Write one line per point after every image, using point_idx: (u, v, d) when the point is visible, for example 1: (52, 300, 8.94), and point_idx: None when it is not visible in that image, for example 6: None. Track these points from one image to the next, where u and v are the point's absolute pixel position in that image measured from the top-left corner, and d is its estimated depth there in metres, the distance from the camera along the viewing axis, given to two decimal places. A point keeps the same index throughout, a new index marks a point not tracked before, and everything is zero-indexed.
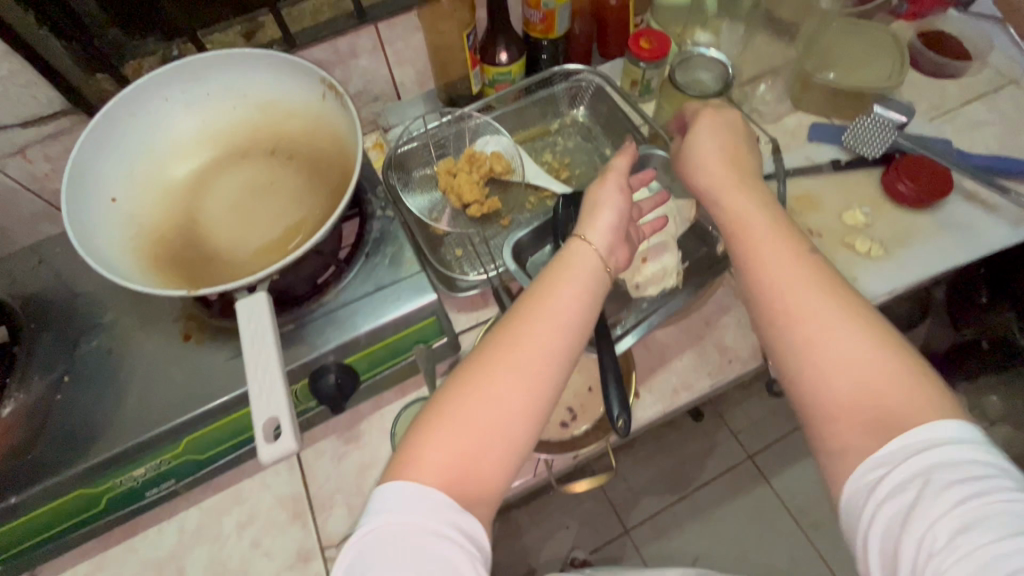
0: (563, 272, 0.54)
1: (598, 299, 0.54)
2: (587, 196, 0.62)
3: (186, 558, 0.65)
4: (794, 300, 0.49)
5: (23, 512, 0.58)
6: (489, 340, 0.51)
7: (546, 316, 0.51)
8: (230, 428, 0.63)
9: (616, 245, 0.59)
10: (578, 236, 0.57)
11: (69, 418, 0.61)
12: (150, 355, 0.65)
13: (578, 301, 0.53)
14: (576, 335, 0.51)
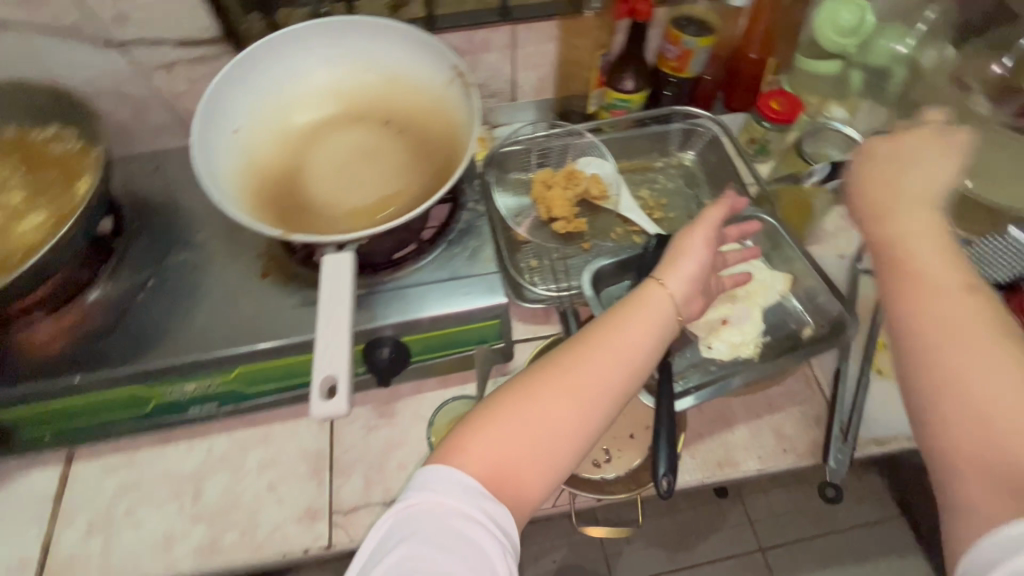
0: (639, 302, 0.54)
1: (658, 347, 0.53)
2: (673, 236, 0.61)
3: (206, 481, 0.67)
4: (926, 319, 0.42)
5: (81, 393, 0.61)
6: (577, 341, 0.52)
7: (606, 352, 0.50)
8: (279, 371, 0.65)
9: (691, 296, 0.57)
10: (655, 280, 0.56)
11: (144, 319, 0.65)
12: (228, 281, 0.68)
13: (646, 337, 0.53)
14: (630, 378, 0.51)
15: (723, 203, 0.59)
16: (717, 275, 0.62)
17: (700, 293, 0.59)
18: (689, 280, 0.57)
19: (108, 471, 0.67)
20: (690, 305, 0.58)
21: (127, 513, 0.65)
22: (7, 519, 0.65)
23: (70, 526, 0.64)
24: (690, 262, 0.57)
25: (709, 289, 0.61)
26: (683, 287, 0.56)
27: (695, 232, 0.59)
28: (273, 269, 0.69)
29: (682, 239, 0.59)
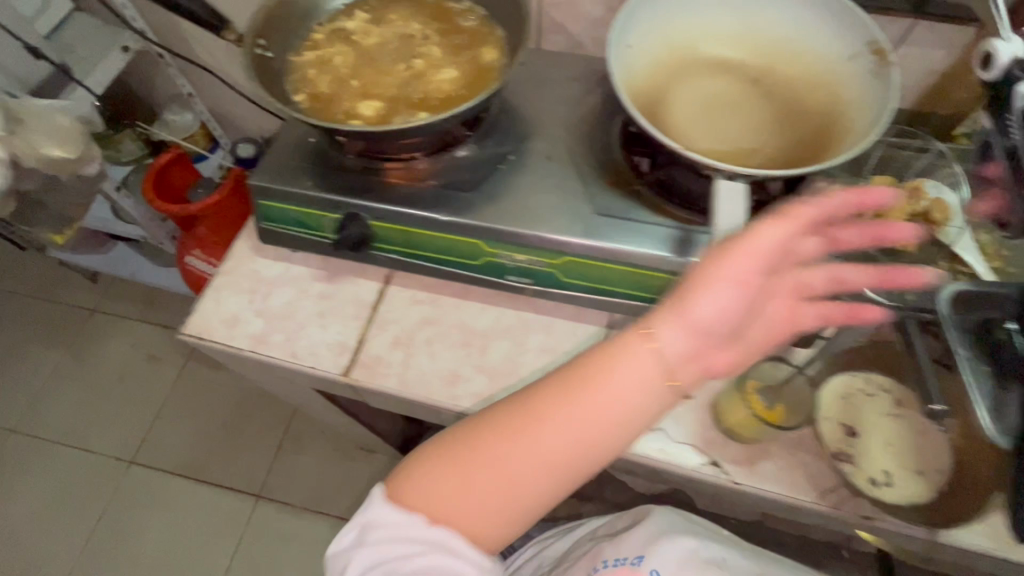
0: (620, 352, 0.48)
1: (594, 447, 0.48)
2: (733, 237, 0.48)
3: (494, 342, 0.73)
4: None
5: (442, 227, 0.69)
6: (544, 381, 0.50)
7: (551, 441, 0.47)
8: (601, 273, 0.68)
9: (702, 345, 0.47)
10: (648, 324, 0.48)
11: (501, 185, 0.71)
12: (574, 175, 0.72)
13: (579, 423, 0.48)
14: (579, 456, 0.48)
15: (796, 218, 0.47)
16: (787, 298, 0.50)
17: (719, 342, 0.48)
18: (701, 337, 0.47)
19: (416, 301, 0.76)
20: (707, 356, 0.48)
21: (427, 342, 0.73)
22: (333, 308, 0.76)
23: (380, 333, 0.74)
24: (710, 305, 0.46)
25: (752, 341, 0.49)
26: (678, 344, 0.47)
27: (735, 257, 0.46)
28: (618, 180, 0.71)
29: (720, 263, 0.47)
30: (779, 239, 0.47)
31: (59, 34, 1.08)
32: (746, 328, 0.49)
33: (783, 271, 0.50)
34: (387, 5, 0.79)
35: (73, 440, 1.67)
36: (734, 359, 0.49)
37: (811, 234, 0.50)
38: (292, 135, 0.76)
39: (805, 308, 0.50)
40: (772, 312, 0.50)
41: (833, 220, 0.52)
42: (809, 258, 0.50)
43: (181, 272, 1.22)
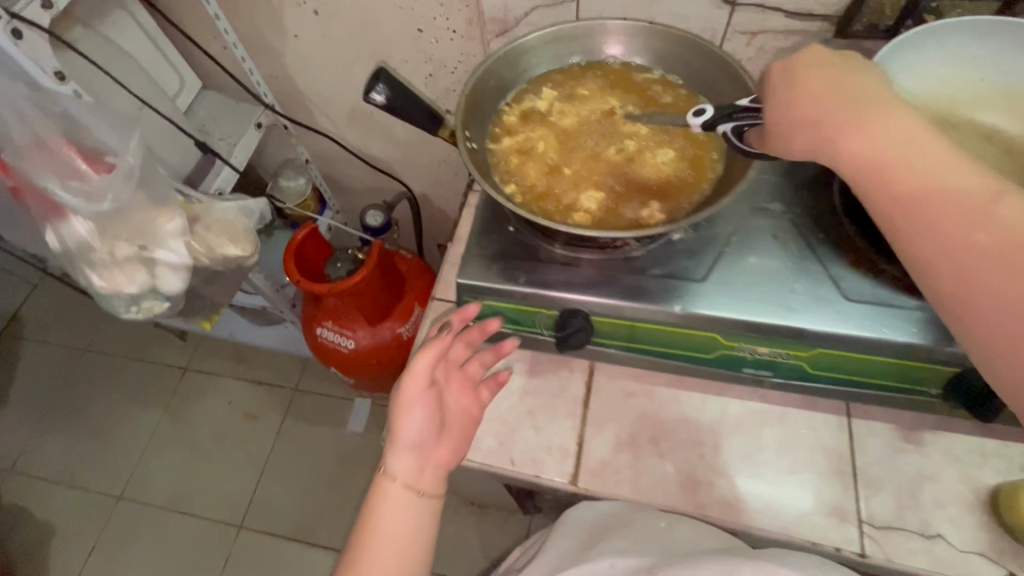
0: (378, 503, 0.59)
1: (416, 514, 0.59)
2: (393, 396, 0.61)
3: (723, 439, 0.68)
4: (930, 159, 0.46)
5: (675, 322, 0.65)
6: (371, 506, 0.59)
7: (382, 561, 0.57)
8: (856, 364, 0.62)
9: (425, 457, 0.61)
10: (387, 470, 0.60)
11: (730, 270, 0.66)
12: (808, 254, 0.66)
13: (408, 502, 0.59)
14: (409, 554, 0.58)
15: (432, 346, 0.61)
16: (460, 389, 0.65)
17: (430, 445, 0.61)
18: (415, 449, 0.60)
19: (627, 395, 0.71)
20: (427, 455, 0.61)
21: (652, 442, 0.69)
22: (543, 406, 0.71)
23: (600, 433, 0.69)
24: (409, 427, 0.60)
25: (455, 427, 0.64)
26: (407, 469, 0.59)
27: (404, 391, 0.60)
28: (857, 258, 0.65)
29: (399, 394, 0.61)
30: (431, 361, 0.61)
31: (192, 114, 1.06)
32: (444, 432, 0.62)
33: (448, 385, 0.65)
34: (574, 77, 0.75)
35: (178, 505, 1.63)
36: (452, 449, 0.63)
37: (456, 363, 0.67)
38: (489, 226, 0.73)
39: (479, 389, 0.67)
40: (450, 413, 0.64)
41: (462, 358, 0.67)
42: (479, 375, 0.68)
43: (309, 343, 1.19)
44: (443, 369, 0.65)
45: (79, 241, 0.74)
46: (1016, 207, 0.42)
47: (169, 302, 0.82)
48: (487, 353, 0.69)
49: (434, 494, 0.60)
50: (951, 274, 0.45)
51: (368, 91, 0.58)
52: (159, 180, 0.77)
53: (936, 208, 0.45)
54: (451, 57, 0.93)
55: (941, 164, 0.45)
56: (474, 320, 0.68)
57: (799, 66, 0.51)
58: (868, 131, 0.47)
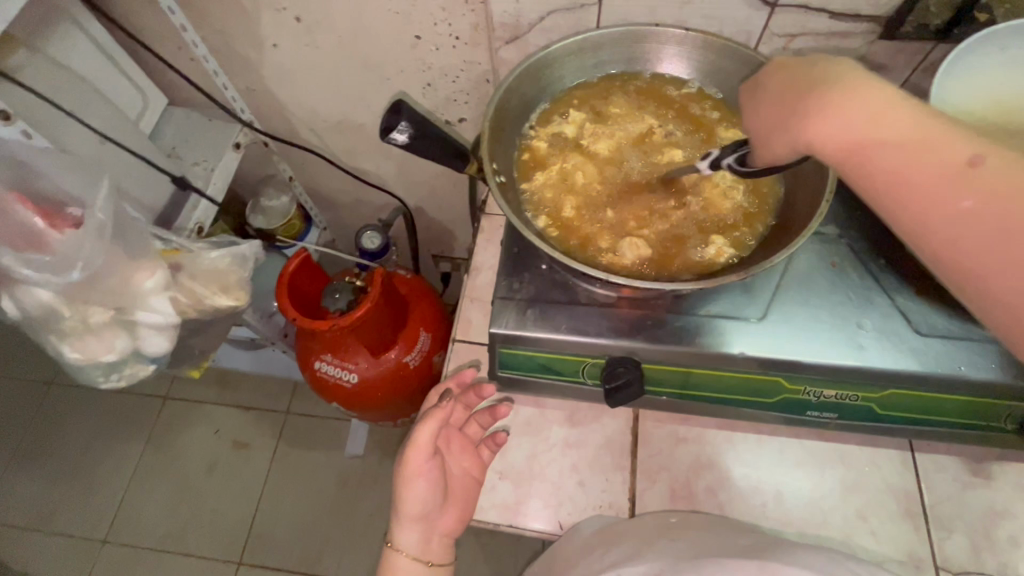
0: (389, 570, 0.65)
1: None
2: (397, 467, 0.63)
3: (784, 486, 0.64)
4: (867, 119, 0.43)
5: (738, 368, 0.59)
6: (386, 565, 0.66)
7: None
8: (930, 403, 0.58)
9: (430, 533, 0.65)
10: (394, 540, 0.65)
11: (790, 305, 0.60)
12: (868, 284, 0.61)
13: (416, 566, 0.64)
14: None
15: (435, 414, 0.62)
16: (461, 453, 0.66)
17: (434, 516, 0.64)
18: (420, 523, 0.64)
19: (678, 442, 0.67)
20: (433, 527, 0.64)
21: (710, 493, 0.64)
22: (588, 459, 0.67)
23: (652, 486, 0.65)
24: (413, 501, 0.63)
25: (458, 496, 0.65)
26: (415, 541, 0.64)
27: (409, 461, 0.62)
28: (922, 286, 0.60)
29: (405, 462, 0.62)
30: (433, 431, 0.61)
31: (161, 137, 0.94)
32: (448, 501, 0.64)
33: (449, 450, 0.66)
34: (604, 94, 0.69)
35: (168, 546, 1.50)
36: (457, 518, 0.65)
37: (456, 426, 0.68)
38: (518, 264, 0.65)
39: (479, 449, 0.67)
40: (453, 482, 0.65)
41: (462, 421, 0.68)
42: (479, 436, 0.69)
43: (307, 379, 1.10)
44: (444, 434, 0.67)
45: (42, 308, 0.65)
46: (999, 169, 0.38)
47: (155, 363, 0.75)
48: (484, 413, 0.69)
49: (442, 561, 0.66)
50: (954, 246, 0.39)
51: (390, 131, 0.53)
52: (133, 231, 0.69)
53: (909, 176, 0.41)
54: (453, 65, 0.84)
55: (899, 122, 0.41)
56: (470, 384, 0.68)
57: (765, 78, 0.51)
58: (834, 113, 0.43)
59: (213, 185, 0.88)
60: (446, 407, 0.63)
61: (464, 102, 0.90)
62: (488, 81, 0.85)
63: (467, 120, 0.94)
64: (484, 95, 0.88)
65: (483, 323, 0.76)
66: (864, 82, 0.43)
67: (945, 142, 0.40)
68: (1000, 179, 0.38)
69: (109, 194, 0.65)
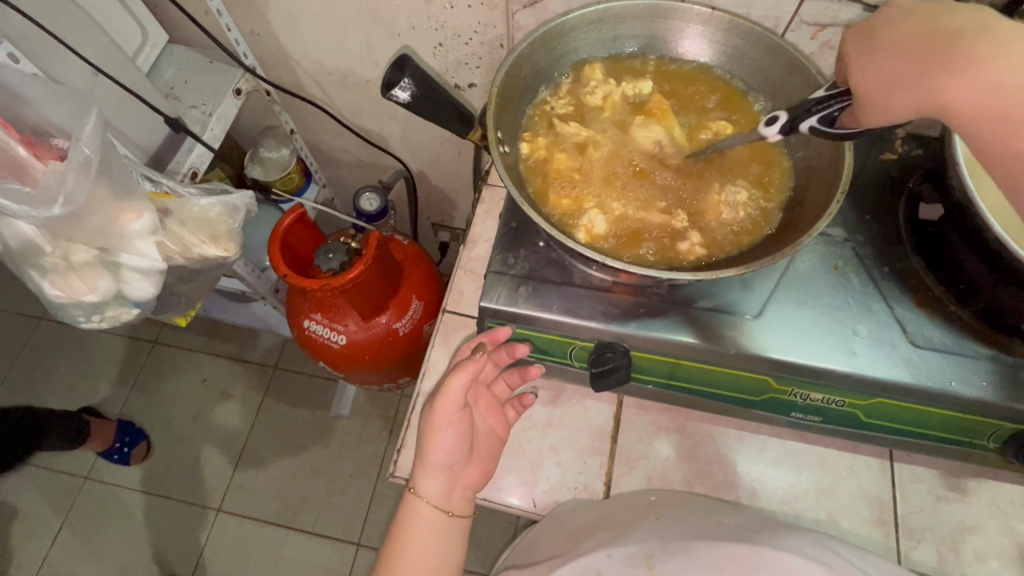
0: (408, 525, 0.59)
1: (445, 534, 0.60)
2: (422, 415, 0.59)
3: (760, 483, 0.65)
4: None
5: (727, 363, 0.58)
6: (399, 523, 0.60)
7: None
8: (914, 415, 0.58)
9: (456, 485, 0.60)
10: (415, 489, 0.60)
11: (786, 305, 0.59)
12: (864, 291, 0.60)
13: (437, 517, 0.60)
14: None
15: (469, 365, 0.58)
16: (487, 410, 0.64)
17: (459, 469, 0.60)
18: (445, 472, 0.59)
19: (658, 430, 0.67)
20: (457, 478, 0.60)
21: (685, 484, 0.65)
22: (566, 441, 0.67)
23: (629, 472, 0.65)
24: (440, 450, 0.58)
25: (482, 451, 0.62)
26: (437, 490, 0.59)
27: (438, 409, 0.58)
28: (923, 296, 0.59)
29: (432, 411, 0.58)
30: (467, 381, 0.57)
31: (158, 75, 0.92)
32: (472, 454, 0.61)
33: (476, 406, 0.64)
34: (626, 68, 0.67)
35: (151, 487, 1.51)
36: (480, 472, 0.62)
37: (484, 382, 0.65)
38: (514, 239, 0.63)
39: (504, 408, 0.66)
40: (478, 436, 0.63)
41: (491, 377, 0.66)
42: (505, 396, 0.67)
43: (296, 335, 1.10)
44: (472, 389, 0.64)
45: (26, 242, 0.65)
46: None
47: (139, 308, 0.74)
48: (511, 372, 0.67)
49: (462, 514, 0.61)
50: None
51: (391, 87, 0.51)
52: (117, 168, 0.66)
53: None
54: (467, 26, 0.80)
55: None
56: (503, 343, 0.62)
57: (883, 26, 0.44)
58: (985, 70, 0.38)
59: (209, 131, 0.86)
60: (479, 359, 0.58)
61: (475, 65, 0.87)
62: (502, 46, 0.82)
63: (477, 85, 0.90)
64: (496, 61, 0.85)
65: (474, 296, 0.75)
66: (1012, 33, 0.38)
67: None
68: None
69: (95, 128, 0.63)
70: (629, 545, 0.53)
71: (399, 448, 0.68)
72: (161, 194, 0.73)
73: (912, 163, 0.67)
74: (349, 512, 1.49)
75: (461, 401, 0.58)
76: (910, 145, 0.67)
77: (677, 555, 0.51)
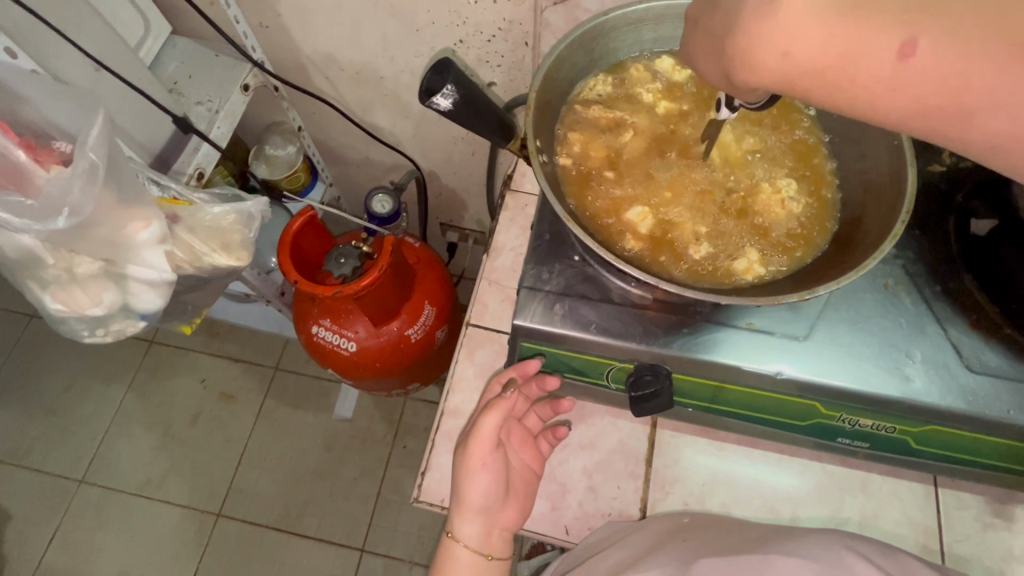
0: (446, 568, 0.59)
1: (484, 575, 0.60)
2: (456, 457, 0.59)
3: (801, 508, 0.62)
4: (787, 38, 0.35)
5: (774, 388, 0.55)
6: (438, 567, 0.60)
7: None
8: (966, 443, 0.55)
9: (494, 527, 0.60)
10: (452, 533, 0.59)
11: (837, 326, 0.56)
12: (915, 311, 0.57)
13: (477, 560, 0.60)
14: None
15: (501, 404, 0.57)
16: (522, 446, 0.62)
17: (497, 511, 0.59)
18: (482, 514, 0.59)
19: (695, 452, 0.65)
20: (495, 520, 0.59)
21: (723, 509, 0.62)
22: (599, 464, 0.65)
23: (666, 497, 0.63)
24: (476, 493, 0.58)
25: (518, 489, 0.61)
26: (475, 533, 0.59)
27: (472, 453, 0.57)
28: (976, 318, 0.57)
29: (466, 453, 0.58)
30: (499, 421, 0.57)
31: (162, 69, 0.87)
32: (508, 494, 0.60)
33: (509, 442, 0.62)
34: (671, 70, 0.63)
35: (148, 491, 1.47)
36: (518, 512, 0.61)
37: (516, 417, 0.63)
38: (549, 253, 0.60)
39: (538, 441, 0.64)
40: (514, 475, 0.61)
41: (522, 411, 0.64)
42: (537, 428, 0.65)
43: (304, 343, 1.06)
44: (505, 425, 0.62)
45: (25, 253, 0.61)
46: (934, 50, 0.32)
47: (144, 320, 0.70)
48: (542, 404, 0.65)
49: (502, 556, 0.61)
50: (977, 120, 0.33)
51: (432, 94, 0.48)
52: (127, 175, 0.63)
53: (848, 80, 0.35)
54: (490, 23, 0.76)
55: (812, 50, 0.34)
56: (533, 375, 0.61)
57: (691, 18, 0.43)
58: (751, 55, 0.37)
59: (217, 129, 0.81)
60: (510, 398, 0.58)
61: (496, 64, 0.82)
62: (527, 44, 0.77)
63: (497, 84, 0.86)
64: (519, 60, 0.81)
65: (500, 309, 0.72)
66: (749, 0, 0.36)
67: (875, 27, 0.33)
68: (942, 52, 0.32)
69: (102, 131, 0.59)
70: (651, 571, 0.53)
71: (423, 471, 0.64)
72: (170, 200, 0.70)
73: (961, 175, 0.63)
74: (353, 517, 1.46)
75: (494, 442, 0.57)
76: (959, 156, 0.64)
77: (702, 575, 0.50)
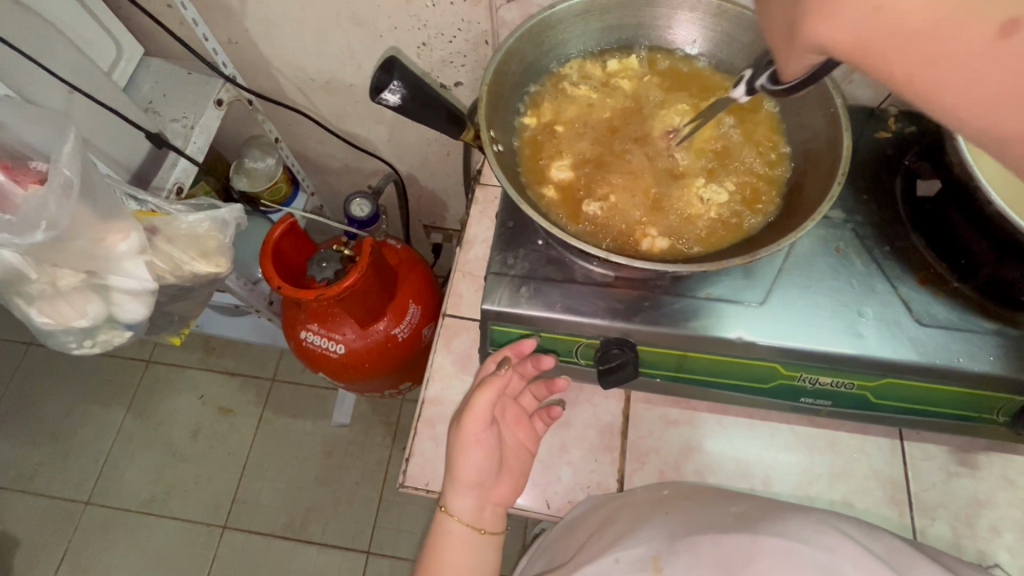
0: (441, 544, 0.61)
1: (477, 551, 0.61)
2: (450, 433, 0.60)
3: (774, 470, 0.65)
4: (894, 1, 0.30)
5: (734, 353, 0.58)
6: (433, 544, 0.61)
7: None
8: (923, 394, 0.58)
9: (488, 502, 0.61)
10: (446, 507, 0.61)
11: (790, 290, 0.59)
12: (863, 271, 0.60)
13: (470, 537, 0.61)
14: None
15: (493, 382, 0.58)
16: (516, 424, 0.64)
17: (490, 486, 0.61)
18: (476, 489, 0.60)
19: (669, 424, 0.67)
20: (488, 495, 0.61)
21: (698, 476, 0.65)
22: (577, 440, 0.67)
23: (642, 467, 0.65)
24: (469, 468, 0.59)
25: (512, 466, 0.63)
26: (468, 507, 0.61)
27: (465, 429, 0.59)
28: (925, 274, 0.59)
29: (461, 430, 0.59)
30: (493, 399, 0.58)
31: (136, 88, 0.89)
32: (501, 470, 0.62)
33: (504, 420, 0.64)
34: (621, 59, 0.66)
35: (154, 508, 1.49)
36: (511, 487, 0.63)
37: (511, 396, 0.65)
38: (512, 238, 0.62)
39: (532, 420, 0.66)
40: (507, 453, 0.63)
41: (517, 391, 0.65)
42: (532, 408, 0.66)
43: (293, 347, 1.08)
44: (499, 403, 0.64)
45: (10, 270, 0.63)
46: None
47: (131, 330, 0.73)
48: (537, 384, 0.67)
49: (496, 531, 0.62)
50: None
51: (381, 91, 0.53)
52: (102, 189, 0.65)
53: (946, 66, 0.31)
54: (450, 24, 0.78)
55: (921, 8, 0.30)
56: (528, 355, 0.62)
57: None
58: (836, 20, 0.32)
59: (193, 144, 0.84)
60: (504, 375, 0.58)
61: (460, 64, 0.85)
62: (487, 43, 0.80)
63: (463, 84, 0.89)
64: (482, 58, 0.83)
65: (474, 298, 0.75)
66: None
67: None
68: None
69: (74, 149, 0.61)
70: (635, 547, 0.53)
71: (407, 458, 0.67)
72: (147, 213, 0.73)
73: (906, 140, 0.66)
74: (357, 520, 1.47)
75: (487, 420, 0.58)
76: (903, 122, 0.66)
77: (687, 552, 0.50)
